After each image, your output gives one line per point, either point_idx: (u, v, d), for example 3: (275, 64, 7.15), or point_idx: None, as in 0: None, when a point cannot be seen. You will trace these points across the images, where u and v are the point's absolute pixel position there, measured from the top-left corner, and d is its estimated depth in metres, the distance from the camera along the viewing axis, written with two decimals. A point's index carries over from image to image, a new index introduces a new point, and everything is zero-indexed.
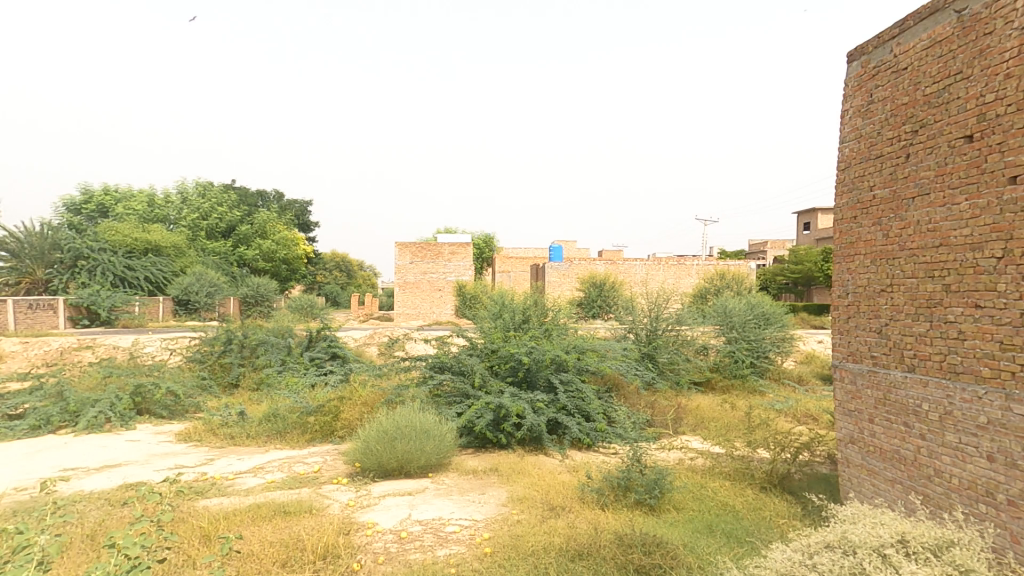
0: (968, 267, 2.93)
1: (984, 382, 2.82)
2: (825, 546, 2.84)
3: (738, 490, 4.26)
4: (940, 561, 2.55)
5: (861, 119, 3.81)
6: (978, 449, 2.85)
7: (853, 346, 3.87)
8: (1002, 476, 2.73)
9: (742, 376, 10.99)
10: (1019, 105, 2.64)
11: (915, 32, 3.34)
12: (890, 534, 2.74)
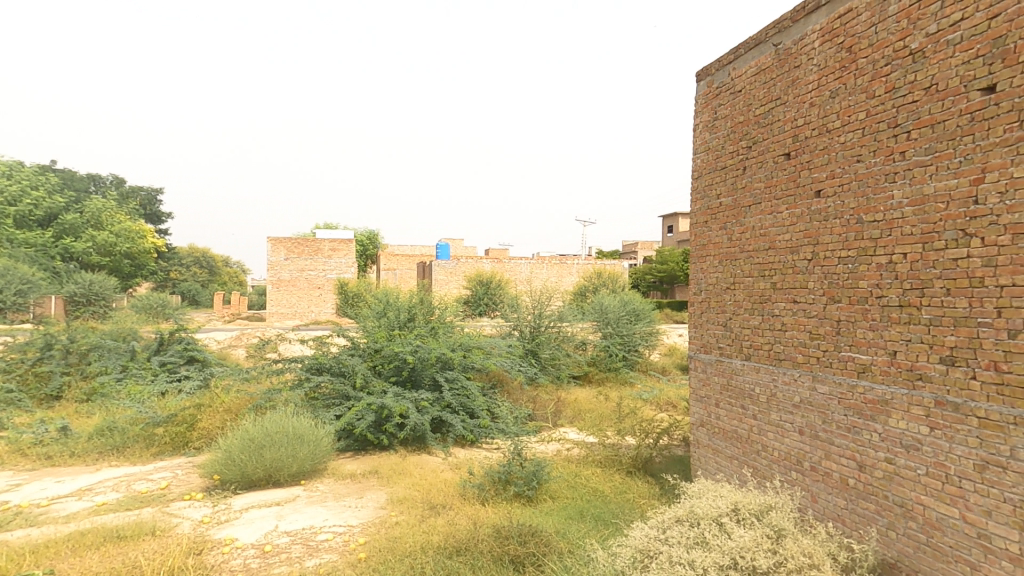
0: (789, 268, 3.66)
1: (799, 366, 3.55)
2: (676, 520, 3.24)
3: (608, 476, 4.75)
4: (761, 525, 3.02)
5: (708, 133, 4.55)
6: (793, 425, 3.57)
7: (705, 338, 4.59)
8: (809, 446, 3.45)
9: (616, 369, 12.10)
10: (819, 130, 3.37)
11: (745, 59, 4.10)
12: (726, 505, 3.18)
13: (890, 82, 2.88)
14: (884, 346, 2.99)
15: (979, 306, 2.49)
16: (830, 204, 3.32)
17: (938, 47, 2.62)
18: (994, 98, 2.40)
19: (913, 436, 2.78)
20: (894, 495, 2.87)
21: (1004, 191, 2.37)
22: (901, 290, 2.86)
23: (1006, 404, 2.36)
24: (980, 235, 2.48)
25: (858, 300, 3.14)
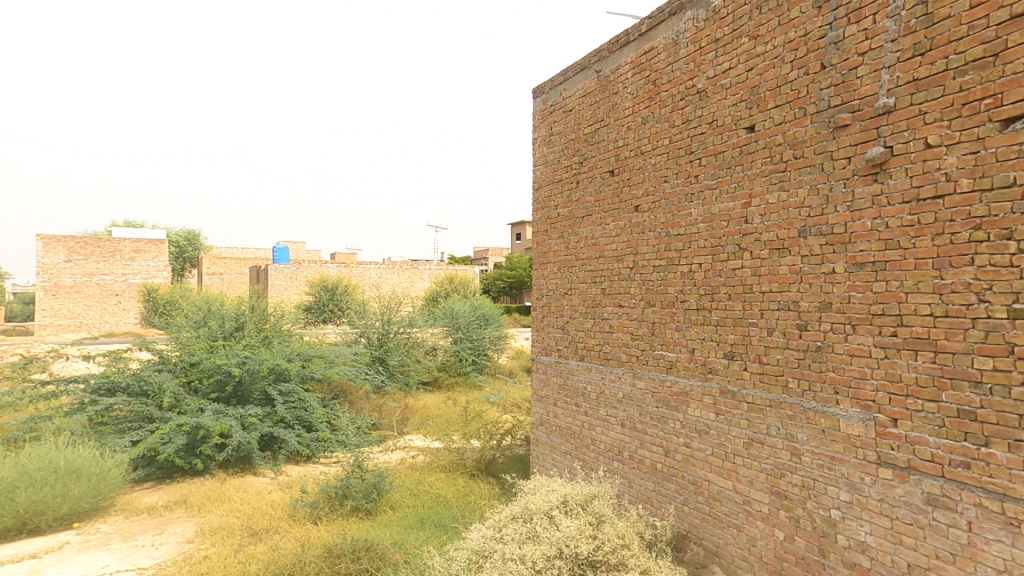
0: (615, 275, 4.35)
1: (623, 365, 4.25)
2: (511, 518, 3.39)
3: (451, 480, 5.21)
4: (586, 513, 3.28)
5: (546, 147, 5.21)
6: (617, 419, 4.27)
7: (546, 341, 5.14)
8: (628, 436, 4.18)
9: (465, 373, 13.05)
10: (636, 151, 4.16)
11: (574, 81, 4.85)
12: (556, 498, 3.39)
13: (684, 114, 3.76)
14: (685, 344, 3.78)
15: (748, 309, 3.39)
16: (645, 218, 4.09)
17: (716, 89, 3.54)
18: (754, 136, 3.31)
19: (704, 423, 3.60)
20: (690, 474, 3.69)
21: (764, 214, 3.28)
22: (698, 295, 3.68)
23: (766, 389, 3.26)
24: (749, 249, 3.38)
25: (667, 305, 3.92)
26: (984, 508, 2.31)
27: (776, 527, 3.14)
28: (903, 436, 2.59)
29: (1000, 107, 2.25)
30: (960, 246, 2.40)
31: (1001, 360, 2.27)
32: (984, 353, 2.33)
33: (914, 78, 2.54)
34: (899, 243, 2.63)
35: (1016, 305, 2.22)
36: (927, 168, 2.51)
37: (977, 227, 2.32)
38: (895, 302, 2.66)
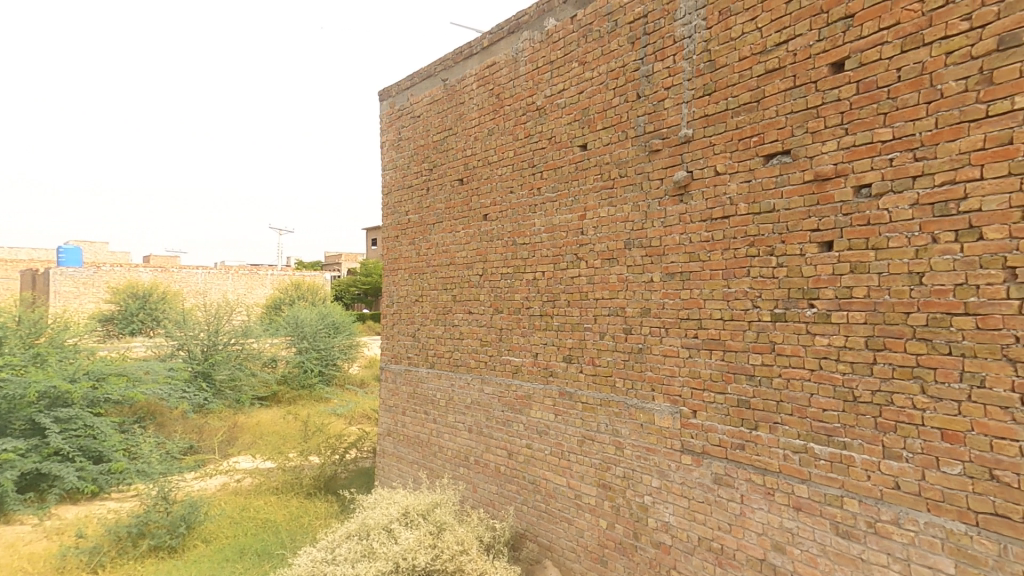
0: (466, 282, 4.67)
1: (472, 371, 4.61)
2: (347, 537, 3.40)
3: (282, 502, 6.16)
4: (425, 523, 3.37)
5: (395, 152, 5.46)
6: (465, 424, 4.66)
7: (397, 349, 5.39)
8: (476, 441, 4.54)
9: (310, 385, 13.94)
10: (483, 162, 4.55)
11: (421, 87, 5.19)
12: (396, 511, 3.45)
13: (526, 129, 4.23)
14: (530, 349, 4.21)
15: (585, 315, 3.90)
16: (493, 226, 4.47)
17: (553, 107, 4.05)
18: (587, 154, 3.85)
19: (544, 423, 4.09)
20: (530, 474, 4.18)
21: (597, 226, 3.81)
22: (541, 301, 4.12)
23: (597, 389, 3.80)
24: (584, 258, 3.88)
25: (514, 311, 4.31)
26: (752, 482, 3.10)
27: (601, 517, 3.73)
28: (700, 426, 3.32)
29: (762, 146, 3.08)
30: (740, 260, 3.21)
31: (766, 355, 3.12)
32: (756, 351, 3.16)
33: (706, 115, 3.28)
34: (700, 257, 3.37)
35: (775, 310, 3.06)
36: (718, 192, 3.27)
37: (752, 244, 3.15)
38: (697, 308, 3.39)
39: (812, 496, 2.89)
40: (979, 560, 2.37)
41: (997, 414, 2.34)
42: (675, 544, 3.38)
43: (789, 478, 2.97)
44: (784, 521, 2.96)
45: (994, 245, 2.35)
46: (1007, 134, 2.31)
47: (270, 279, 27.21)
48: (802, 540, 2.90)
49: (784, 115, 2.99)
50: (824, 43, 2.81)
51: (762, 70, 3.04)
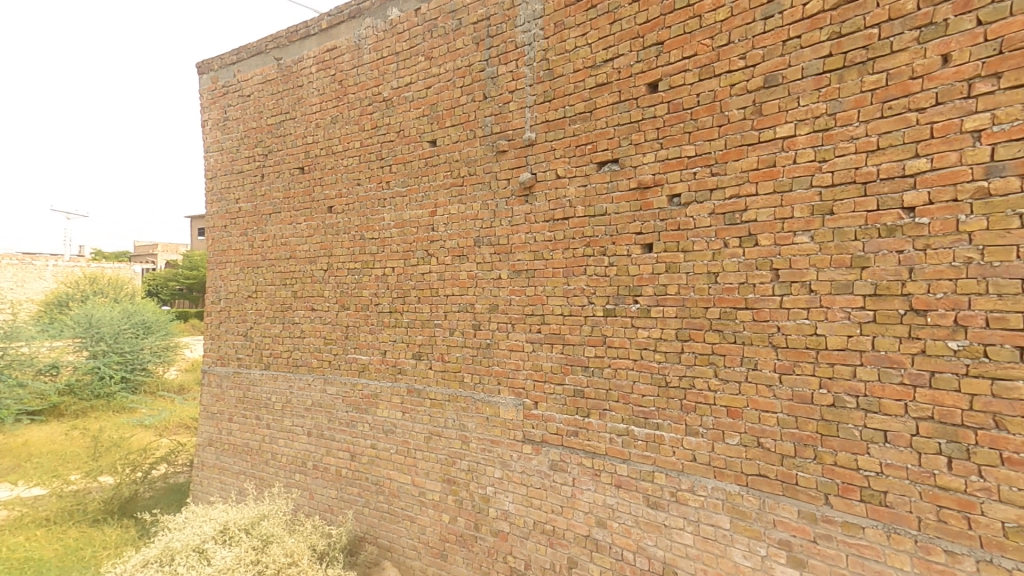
0: (308, 277, 4.77)
1: (315, 371, 4.71)
2: (150, 562, 3.77)
3: (57, 534, 5.47)
4: (252, 538, 3.94)
5: (220, 133, 5.35)
6: (303, 428, 4.75)
7: (223, 351, 5.28)
8: (314, 445, 4.69)
9: (107, 394, 13.02)
10: (325, 152, 4.65)
11: (250, 64, 5.17)
12: (210, 529, 3.99)
13: (374, 120, 4.39)
14: (378, 346, 4.38)
15: (435, 311, 4.11)
16: (338, 220, 4.59)
17: (400, 100, 4.25)
18: (436, 150, 4.09)
19: (389, 422, 4.30)
20: (372, 475, 4.38)
21: (447, 223, 4.04)
22: (391, 298, 4.31)
23: (446, 385, 4.06)
24: (435, 255, 4.10)
25: (361, 308, 4.47)
26: (582, 465, 3.56)
27: (443, 511, 4.03)
28: (541, 416, 3.68)
29: (596, 153, 3.54)
30: (579, 259, 3.64)
31: (598, 346, 3.61)
32: (590, 343, 3.63)
33: (548, 120, 3.66)
34: (544, 254, 3.71)
35: (608, 305, 3.62)
36: (559, 194, 3.66)
37: (588, 244, 3.62)
38: (541, 304, 3.74)
39: (631, 473, 3.41)
40: (748, 516, 3.11)
41: (765, 392, 3.16)
42: (512, 531, 3.77)
43: (613, 459, 3.47)
44: (607, 498, 3.46)
45: (765, 250, 3.18)
46: (773, 157, 3.10)
47: (49, 270, 24.21)
48: (620, 513, 3.42)
49: (612, 127, 3.48)
50: (641, 64, 3.35)
51: (594, 82, 3.48)
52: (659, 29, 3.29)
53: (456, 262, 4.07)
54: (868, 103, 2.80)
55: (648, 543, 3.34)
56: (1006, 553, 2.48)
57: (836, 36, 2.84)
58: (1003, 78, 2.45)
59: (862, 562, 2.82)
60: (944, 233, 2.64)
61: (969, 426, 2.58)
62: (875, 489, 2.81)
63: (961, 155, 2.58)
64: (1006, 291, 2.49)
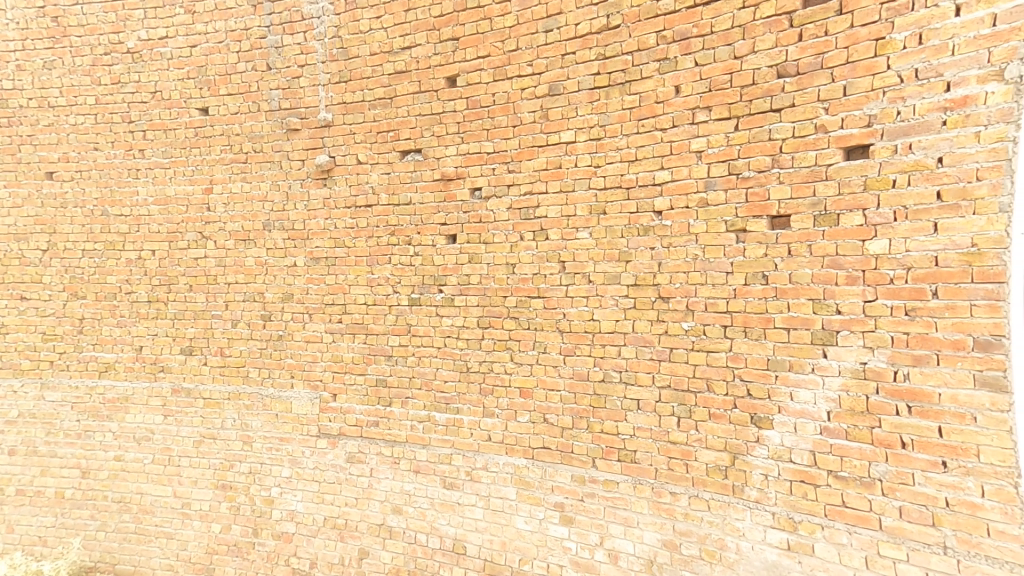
0: (16, 258, 4.22)
1: (25, 374, 4.24)
2: None
3: None
4: None
5: None
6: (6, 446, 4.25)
7: None
8: (20, 466, 4.25)
9: None
10: (37, 104, 4.14)
11: None
12: None
13: (115, 75, 4.06)
14: (129, 343, 4.14)
15: (213, 301, 4.03)
16: (65, 191, 4.15)
17: (153, 55, 4.01)
18: (209, 120, 3.97)
19: (143, 431, 4.12)
20: (115, 494, 4.13)
21: (228, 204, 3.96)
22: (150, 286, 4.10)
23: (225, 381, 4.00)
24: (212, 238, 4.00)
25: (106, 298, 4.15)
26: (380, 454, 3.76)
27: (213, 522, 3.98)
28: (338, 408, 3.81)
29: (398, 141, 3.68)
30: (383, 248, 3.74)
31: (403, 336, 3.75)
32: (394, 332, 3.75)
33: (345, 103, 3.76)
34: (346, 242, 3.79)
35: (413, 294, 3.73)
36: (361, 180, 3.75)
37: (393, 233, 3.72)
38: (342, 293, 3.81)
39: (431, 457, 3.67)
40: (531, 485, 3.50)
41: (551, 372, 3.54)
42: (298, 531, 3.87)
43: (413, 445, 3.71)
44: (404, 484, 3.71)
45: (554, 244, 3.54)
46: (559, 159, 3.48)
47: None
48: (417, 496, 3.68)
49: (414, 116, 3.64)
50: (439, 57, 3.57)
51: (392, 69, 3.65)
52: (453, 26, 3.53)
53: (241, 247, 4.00)
54: (628, 120, 3.32)
55: (442, 521, 3.62)
56: (707, 487, 3.15)
57: (602, 57, 3.31)
58: (712, 111, 3.11)
59: (614, 511, 3.34)
60: (680, 233, 3.24)
61: (692, 390, 3.22)
62: (628, 448, 3.35)
63: (690, 170, 3.19)
64: (716, 281, 3.16)
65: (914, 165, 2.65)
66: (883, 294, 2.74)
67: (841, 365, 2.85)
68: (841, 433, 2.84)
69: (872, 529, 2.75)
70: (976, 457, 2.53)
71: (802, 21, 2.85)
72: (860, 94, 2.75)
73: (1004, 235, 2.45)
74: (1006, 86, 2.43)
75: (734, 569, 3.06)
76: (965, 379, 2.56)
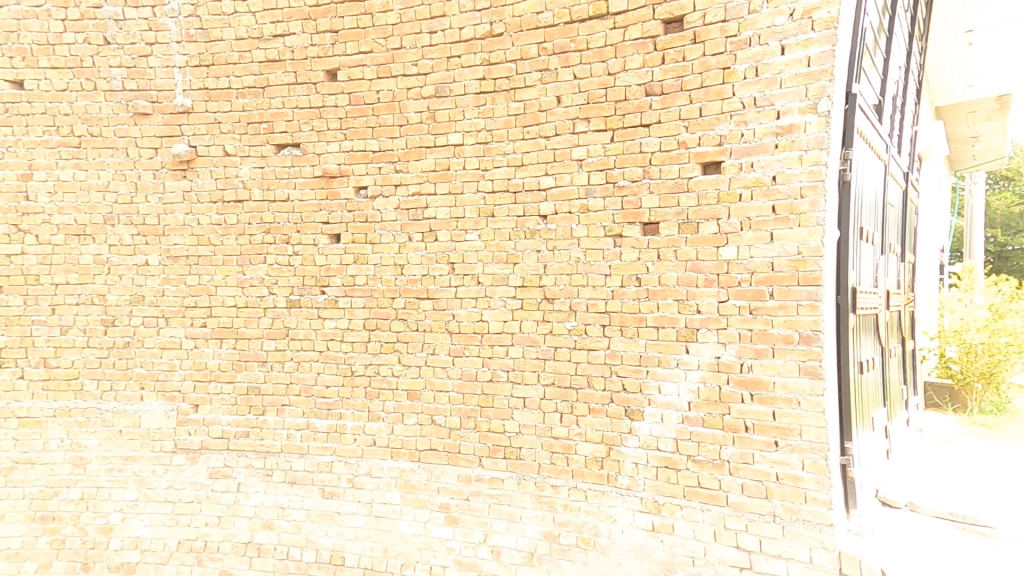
0: None
1: None
2: None
3: None
4: None
5: None
6: None
7: None
8: None
9: None
10: None
11: None
12: None
13: None
14: None
15: (37, 306, 3.71)
16: None
17: None
18: (26, 95, 3.66)
19: None
20: None
21: (55, 194, 3.68)
22: None
23: (51, 398, 3.71)
24: (33, 231, 3.69)
25: None
26: (250, 467, 3.63)
27: (26, 562, 3.60)
28: (200, 420, 3.65)
29: (273, 134, 3.58)
30: (257, 247, 3.62)
31: (280, 340, 3.63)
32: (270, 337, 3.63)
33: (207, 88, 3.60)
34: (211, 240, 3.64)
35: (291, 296, 3.62)
36: (230, 174, 3.61)
37: (268, 232, 3.61)
38: (207, 294, 3.66)
39: (308, 466, 3.59)
40: (416, 488, 3.50)
41: (439, 373, 3.55)
42: (144, 559, 3.59)
43: (289, 455, 3.61)
44: (277, 497, 3.58)
45: (443, 246, 3.54)
46: (447, 161, 3.51)
47: None
48: (292, 510, 3.57)
49: (289, 108, 3.56)
50: (317, 48, 3.51)
51: (263, 57, 3.54)
52: (331, 17, 3.49)
53: (75, 245, 3.72)
54: (513, 126, 3.41)
55: (319, 533, 3.52)
56: (585, 478, 3.33)
57: (486, 63, 3.40)
58: (590, 122, 3.29)
59: (498, 508, 3.41)
60: (564, 237, 3.39)
61: (574, 387, 3.38)
62: (514, 446, 3.44)
63: (571, 177, 3.35)
64: (596, 283, 3.35)
65: (755, 182, 2.99)
66: (733, 295, 3.06)
67: (699, 359, 3.14)
68: (698, 421, 3.14)
69: (721, 505, 3.06)
70: (798, 436, 2.92)
71: (664, 46, 3.11)
72: (712, 116, 3.06)
73: (821, 245, 2.84)
74: (820, 117, 2.83)
75: (606, 554, 3.23)
76: (793, 369, 2.93)
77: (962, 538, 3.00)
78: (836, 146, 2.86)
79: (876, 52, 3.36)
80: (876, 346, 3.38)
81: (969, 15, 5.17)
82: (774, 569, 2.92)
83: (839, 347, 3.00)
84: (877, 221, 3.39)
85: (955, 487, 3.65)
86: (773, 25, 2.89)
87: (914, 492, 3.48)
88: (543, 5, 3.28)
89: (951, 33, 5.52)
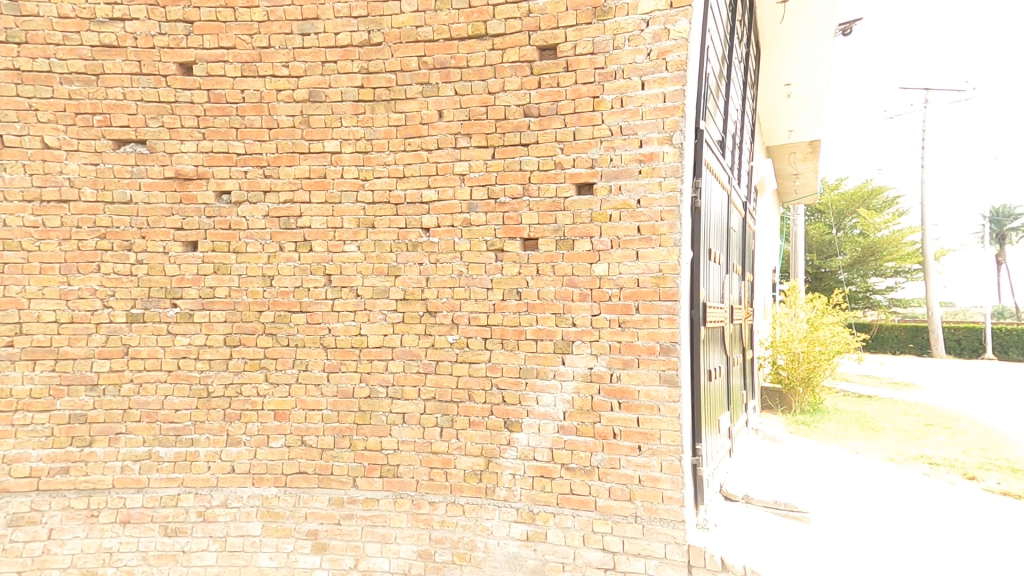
0: None
1: None
2: None
3: None
4: None
5: None
6: None
7: None
8: None
9: None
10: None
11: None
12: None
13: None
14: None
15: None
16: None
17: None
18: None
19: None
20: None
21: None
22: None
23: None
24: None
25: None
26: (68, 509, 3.18)
27: None
28: (1, 458, 3.17)
29: (110, 128, 3.24)
30: (89, 254, 3.22)
31: (116, 359, 3.24)
32: (103, 355, 3.23)
33: (17, 69, 3.18)
34: (23, 244, 3.19)
35: (133, 309, 3.26)
36: (52, 170, 3.20)
37: (102, 237, 3.23)
38: (16, 308, 3.19)
39: (147, 502, 3.23)
40: (280, 515, 3.28)
41: (312, 391, 3.35)
42: None
43: (123, 491, 3.22)
44: (103, 541, 3.18)
45: (319, 257, 3.36)
46: (323, 168, 3.35)
47: None
48: (122, 554, 3.18)
49: (130, 100, 3.25)
50: (166, 38, 3.25)
51: (96, 40, 3.21)
52: (184, 6, 3.26)
53: None
54: (395, 137, 3.36)
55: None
56: (463, 492, 3.29)
57: (365, 71, 3.33)
58: (472, 138, 3.32)
59: (372, 530, 3.28)
60: (447, 251, 3.36)
61: (455, 400, 3.34)
62: (391, 464, 3.33)
63: (454, 191, 3.34)
64: (478, 297, 3.33)
65: (622, 204, 3.17)
66: (604, 309, 3.19)
67: (574, 369, 3.23)
68: (573, 429, 3.22)
69: (590, 510, 3.17)
70: (658, 440, 3.10)
71: (540, 71, 3.24)
72: (585, 140, 3.22)
73: (678, 263, 3.07)
74: (674, 149, 3.09)
75: (481, 568, 3.21)
76: (654, 377, 3.12)
77: (785, 524, 3.45)
78: (688, 176, 3.14)
79: (718, 96, 3.81)
80: (721, 356, 3.80)
81: (794, 70, 6.07)
82: (634, 567, 3.09)
83: (692, 358, 3.29)
84: (721, 243, 3.81)
85: (781, 479, 4.21)
86: (634, 62, 3.13)
87: (751, 486, 3.93)
88: (424, 19, 3.31)
89: (775, 85, 6.46)
